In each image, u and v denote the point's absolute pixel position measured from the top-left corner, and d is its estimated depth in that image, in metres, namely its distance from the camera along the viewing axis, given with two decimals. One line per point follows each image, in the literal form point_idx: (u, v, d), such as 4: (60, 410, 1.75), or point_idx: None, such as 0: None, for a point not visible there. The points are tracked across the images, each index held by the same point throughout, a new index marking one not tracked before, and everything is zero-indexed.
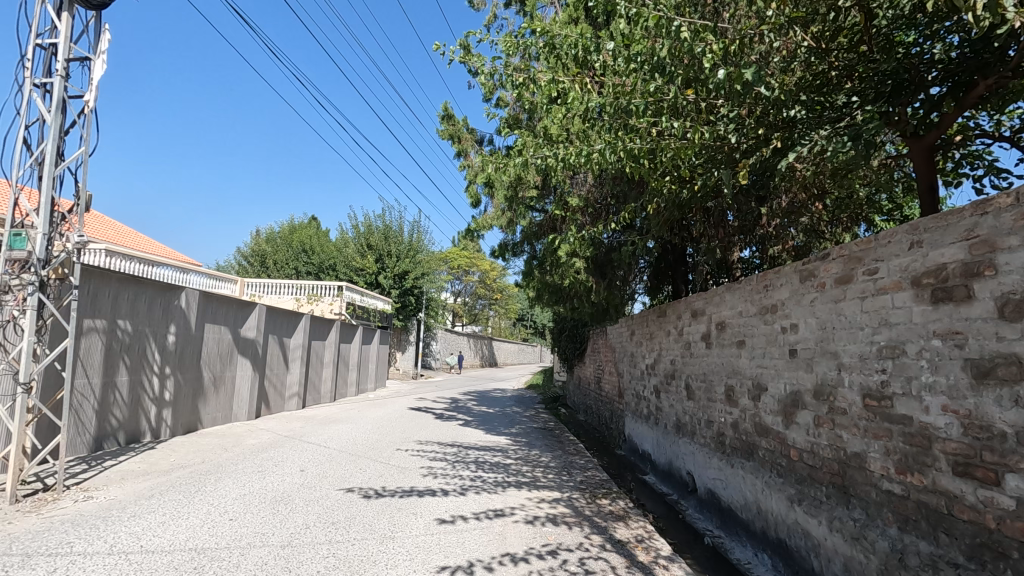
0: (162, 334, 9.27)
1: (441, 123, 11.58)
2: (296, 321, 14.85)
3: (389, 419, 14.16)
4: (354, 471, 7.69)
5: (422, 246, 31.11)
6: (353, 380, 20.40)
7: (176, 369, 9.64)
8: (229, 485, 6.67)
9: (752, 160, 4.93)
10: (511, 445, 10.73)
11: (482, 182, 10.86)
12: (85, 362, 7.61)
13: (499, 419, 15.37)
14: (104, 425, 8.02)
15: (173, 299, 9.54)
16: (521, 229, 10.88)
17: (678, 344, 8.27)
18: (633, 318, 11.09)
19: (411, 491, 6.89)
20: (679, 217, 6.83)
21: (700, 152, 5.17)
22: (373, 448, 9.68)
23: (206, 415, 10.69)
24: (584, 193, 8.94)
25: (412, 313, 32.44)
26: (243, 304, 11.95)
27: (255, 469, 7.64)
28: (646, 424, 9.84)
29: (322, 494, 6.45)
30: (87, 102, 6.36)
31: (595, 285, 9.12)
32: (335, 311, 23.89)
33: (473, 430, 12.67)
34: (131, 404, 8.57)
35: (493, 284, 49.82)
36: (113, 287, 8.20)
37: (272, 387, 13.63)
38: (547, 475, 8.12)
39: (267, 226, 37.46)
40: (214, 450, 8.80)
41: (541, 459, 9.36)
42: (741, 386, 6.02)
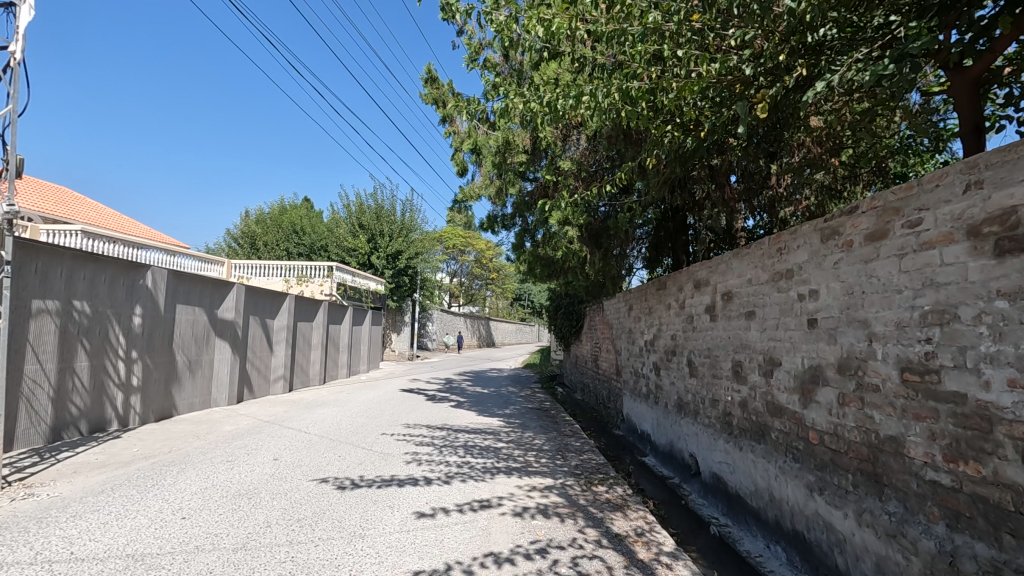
0: (126, 316, 8.64)
1: (424, 87, 10.79)
2: (279, 301, 14.22)
3: (379, 401, 13.66)
4: (331, 460, 7.13)
5: (415, 225, 30.34)
6: (343, 362, 19.85)
7: (144, 353, 9.04)
8: (192, 477, 6.11)
9: (770, 95, 4.27)
10: (503, 427, 10.21)
11: (469, 148, 10.13)
12: (36, 346, 6.99)
13: (493, 400, 14.86)
14: (63, 413, 7.45)
15: (138, 278, 8.88)
16: (511, 200, 10.20)
17: (679, 318, 7.68)
18: (631, 292, 10.49)
19: (391, 480, 6.34)
20: (681, 176, 6.18)
21: (708, 89, 4.55)
22: (356, 432, 9.15)
23: (181, 401, 10.12)
24: (577, 156, 8.29)
25: (406, 294, 31.79)
26: (219, 283, 11.32)
27: (224, 458, 7.06)
28: (645, 404, 9.31)
29: (292, 486, 5.89)
30: (13, 54, 5.63)
31: (590, 256, 8.50)
32: (325, 292, 23.23)
33: (465, 412, 12.16)
34: (93, 391, 7.99)
35: (489, 263, 49.11)
36: (67, 265, 7.54)
37: (255, 370, 13.06)
38: (540, 460, 7.59)
39: (256, 207, 36.50)
40: (185, 437, 8.24)
41: (534, 442, 8.84)
42: (750, 361, 5.44)
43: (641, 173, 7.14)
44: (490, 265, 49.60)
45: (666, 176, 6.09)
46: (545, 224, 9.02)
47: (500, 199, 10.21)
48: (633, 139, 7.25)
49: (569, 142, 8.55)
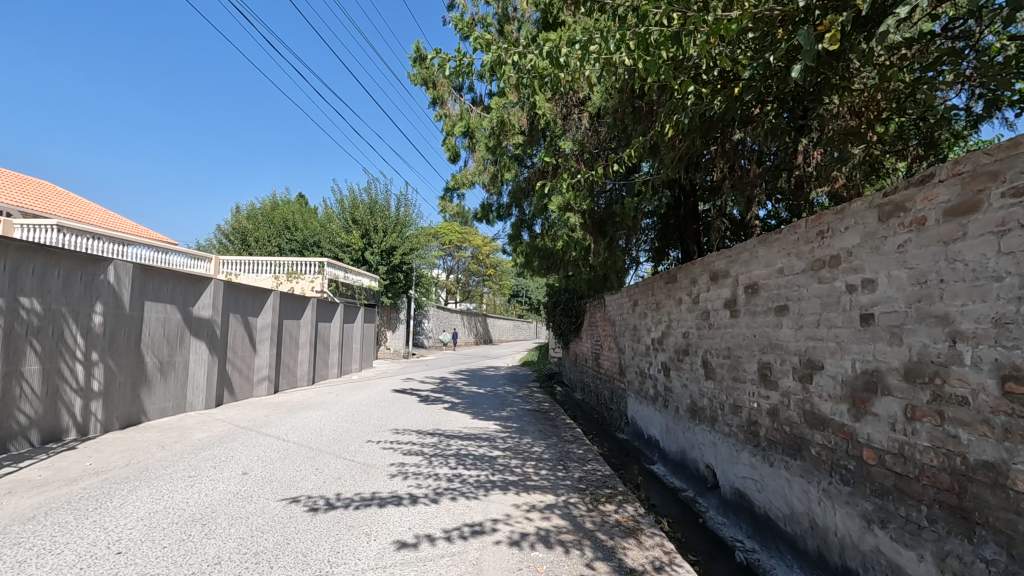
0: (84, 314, 7.88)
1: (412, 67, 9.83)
2: (262, 298, 13.44)
3: (368, 403, 12.90)
4: (306, 474, 6.38)
5: (410, 220, 29.58)
6: (333, 362, 19.06)
7: (107, 355, 8.27)
8: (143, 498, 5.35)
9: (842, 18, 3.20)
10: (499, 433, 9.46)
11: (461, 131, 9.34)
12: None
13: (490, 401, 14.13)
14: (9, 423, 6.67)
15: (98, 272, 8.12)
16: (508, 187, 9.45)
17: (692, 314, 6.96)
18: (635, 287, 9.75)
19: (371, 499, 5.58)
20: (700, 150, 5.41)
21: (749, 27, 3.75)
22: (339, 440, 8.40)
23: (150, 406, 9.35)
24: (579, 136, 7.55)
25: (401, 291, 30.99)
26: (194, 279, 10.54)
27: (185, 473, 6.30)
28: (653, 407, 8.60)
29: (256, 508, 5.14)
30: None
31: (593, 245, 7.71)
32: (316, 289, 22.40)
33: (459, 415, 11.43)
34: (46, 397, 7.22)
35: (485, 259, 48.35)
36: (10, 257, 6.75)
37: (236, 371, 12.28)
38: (539, 472, 6.85)
39: (247, 202, 35.55)
40: (149, 447, 7.48)
41: (532, 450, 8.10)
42: (782, 364, 4.72)
43: (654, 152, 6.34)
44: (487, 262, 48.83)
45: (683, 151, 5.33)
46: (545, 211, 8.24)
47: (495, 185, 9.42)
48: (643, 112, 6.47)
49: (570, 121, 7.77)
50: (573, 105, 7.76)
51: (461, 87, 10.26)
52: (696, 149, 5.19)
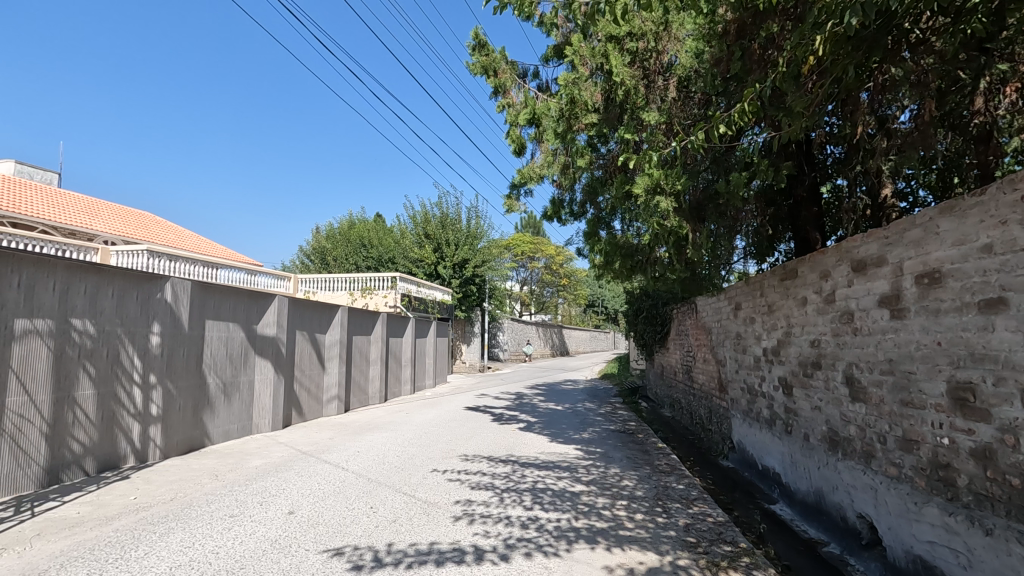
0: (140, 334, 7.54)
1: (471, 56, 8.92)
2: (330, 314, 13.04)
3: (437, 423, 12.04)
4: (357, 516, 5.47)
5: (482, 232, 29.03)
6: (405, 378, 18.54)
7: (165, 377, 7.92)
8: (172, 547, 4.63)
9: None
10: (581, 461, 8.19)
11: (526, 120, 8.26)
12: (23, 375, 5.91)
13: (569, 420, 12.86)
14: (62, 452, 6.34)
15: (154, 290, 7.80)
16: (581, 178, 8.25)
17: (825, 317, 5.46)
18: (737, 288, 8.22)
19: (429, 553, 4.52)
20: (850, 88, 4.03)
21: None
22: (401, 469, 7.51)
23: (214, 429, 8.99)
24: (666, 106, 6.32)
25: (475, 304, 30.33)
26: (256, 296, 10.20)
27: (227, 513, 5.58)
28: (768, 432, 7.04)
29: (291, 565, 4.25)
30: None
31: (691, 235, 6.34)
32: (390, 304, 21.98)
33: (535, 438, 10.28)
34: (101, 423, 6.86)
35: (559, 269, 47.06)
36: (59, 277, 6.40)
37: (303, 391, 11.85)
38: (633, 516, 5.54)
39: (328, 223, 36.57)
40: (201, 477, 6.92)
41: (622, 485, 6.78)
42: (993, 385, 3.23)
43: (773, 105, 4.91)
44: (561, 271, 47.46)
45: (826, 90, 3.93)
46: (628, 199, 6.96)
47: (567, 178, 8.22)
48: (758, 26, 5.11)
49: (655, 90, 6.51)
50: (657, 71, 6.57)
51: (524, 75, 9.27)
52: (845, 87, 3.84)
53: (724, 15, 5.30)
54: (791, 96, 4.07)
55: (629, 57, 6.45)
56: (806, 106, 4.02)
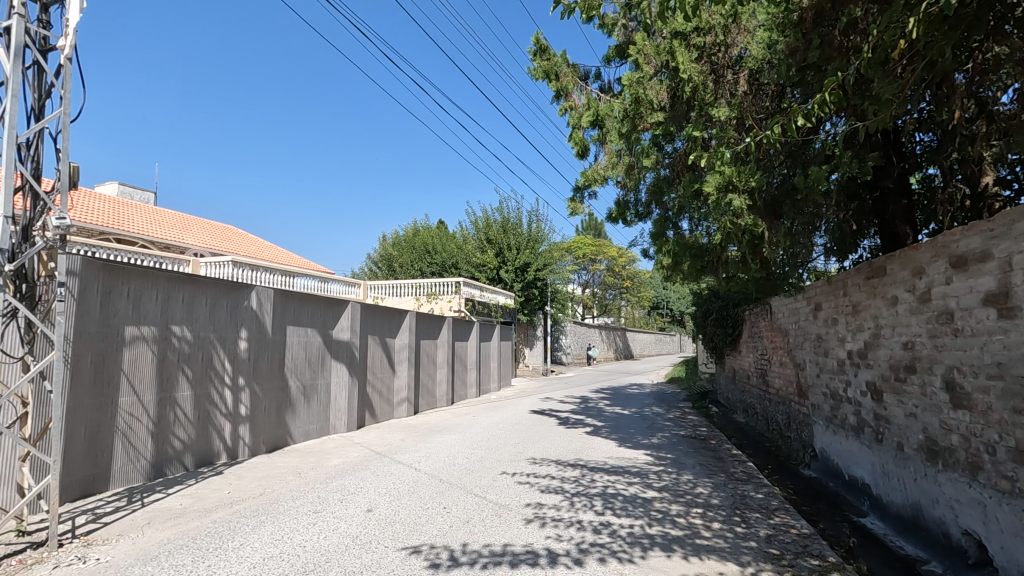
0: (230, 340, 8.10)
1: (532, 61, 8.97)
2: (399, 319, 13.48)
3: (503, 426, 12.15)
4: (431, 516, 5.61)
5: (543, 236, 29.10)
6: (470, 381, 18.83)
7: (252, 380, 8.47)
8: (264, 539, 4.94)
9: None
10: (652, 467, 8.00)
11: (589, 122, 8.21)
12: (132, 377, 6.50)
13: (636, 424, 12.60)
14: (165, 448, 6.92)
15: (242, 299, 8.36)
16: (646, 177, 8.10)
17: (919, 317, 5.09)
18: (816, 288, 7.80)
19: (503, 554, 4.58)
20: (945, 71, 3.77)
21: None
22: (471, 471, 7.64)
23: (295, 428, 9.50)
24: (737, 100, 6.11)
25: (537, 307, 30.37)
26: (332, 303, 10.71)
27: (311, 509, 5.88)
28: (856, 440, 6.62)
29: (372, 560, 4.42)
30: (62, 51, 4.86)
31: (766, 233, 6.09)
32: (454, 309, 22.42)
33: (602, 442, 10.15)
34: (198, 422, 7.42)
35: (621, 270, 46.36)
36: (161, 288, 6.99)
37: (375, 394, 12.29)
38: (710, 525, 5.37)
39: (393, 231, 37.82)
40: (285, 474, 7.33)
41: (696, 492, 6.58)
42: None
43: (857, 93, 4.64)
44: (623, 273, 46.73)
45: (919, 74, 3.69)
46: (697, 198, 6.77)
47: (631, 178, 8.09)
48: (837, 10, 4.86)
49: (724, 84, 6.32)
50: (726, 65, 6.38)
51: (586, 77, 9.23)
52: (941, 69, 3.58)
53: (800, 3, 5.09)
54: (878, 83, 3.85)
55: (697, 52, 6.29)
56: (895, 92, 3.79)
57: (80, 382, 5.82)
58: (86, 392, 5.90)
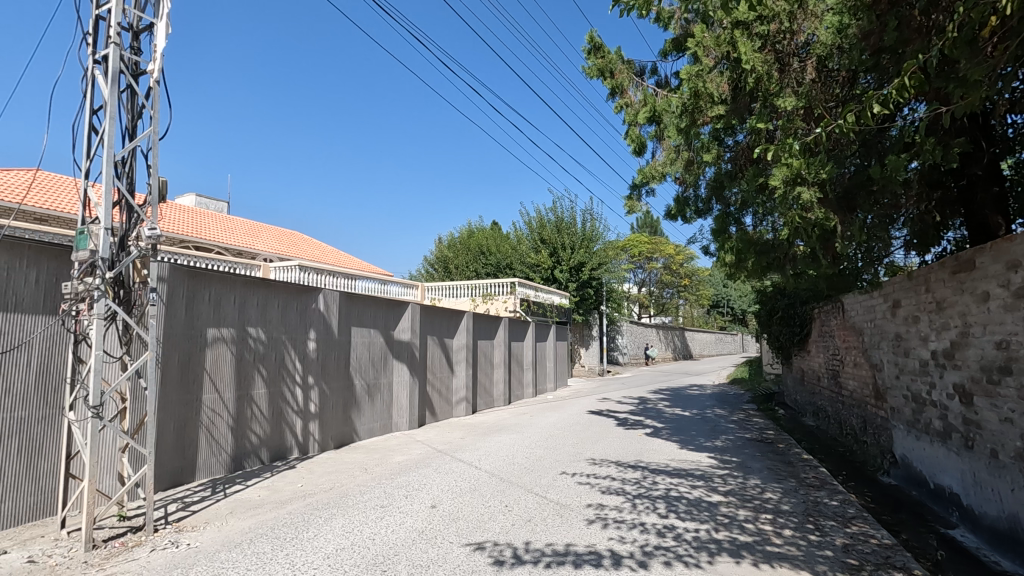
0: (300, 340, 8.51)
1: (587, 59, 8.91)
2: (456, 319, 13.72)
3: (561, 426, 12.13)
4: (494, 514, 5.69)
5: (597, 235, 28.82)
6: (527, 381, 18.92)
7: (321, 379, 8.86)
8: (336, 531, 5.17)
9: None
10: (716, 470, 7.78)
11: (646, 118, 8.09)
12: (213, 376, 6.95)
13: (698, 426, 12.27)
14: (244, 442, 7.36)
15: (310, 301, 8.76)
16: (707, 172, 7.88)
17: (1014, 314, 4.71)
18: (894, 284, 7.35)
19: (566, 554, 4.59)
20: None
21: None
22: (531, 470, 7.68)
23: (361, 426, 9.87)
24: (804, 89, 5.86)
25: (592, 307, 30.10)
26: (393, 304, 11.03)
27: (379, 503, 6.10)
28: (942, 446, 6.18)
29: (438, 555, 4.54)
30: (151, 74, 5.27)
31: (839, 227, 5.79)
32: (510, 309, 22.56)
33: (663, 444, 9.95)
34: (272, 418, 7.85)
35: (679, 268, 45.24)
36: (238, 292, 7.43)
37: (435, 393, 12.57)
38: (781, 532, 5.16)
39: (449, 233, 38.51)
40: (353, 470, 7.62)
41: (765, 498, 6.34)
42: None
43: (940, 75, 4.35)
44: (681, 271, 45.60)
45: (1013, 51, 3.42)
46: (762, 192, 6.53)
47: (691, 174, 7.90)
48: None
49: (790, 73, 6.08)
50: (792, 53, 6.13)
51: (642, 72, 9.09)
52: None
53: None
54: (964, 64, 3.66)
55: (761, 41, 6.06)
56: (984, 72, 3.53)
57: (169, 379, 6.29)
58: (174, 389, 6.36)
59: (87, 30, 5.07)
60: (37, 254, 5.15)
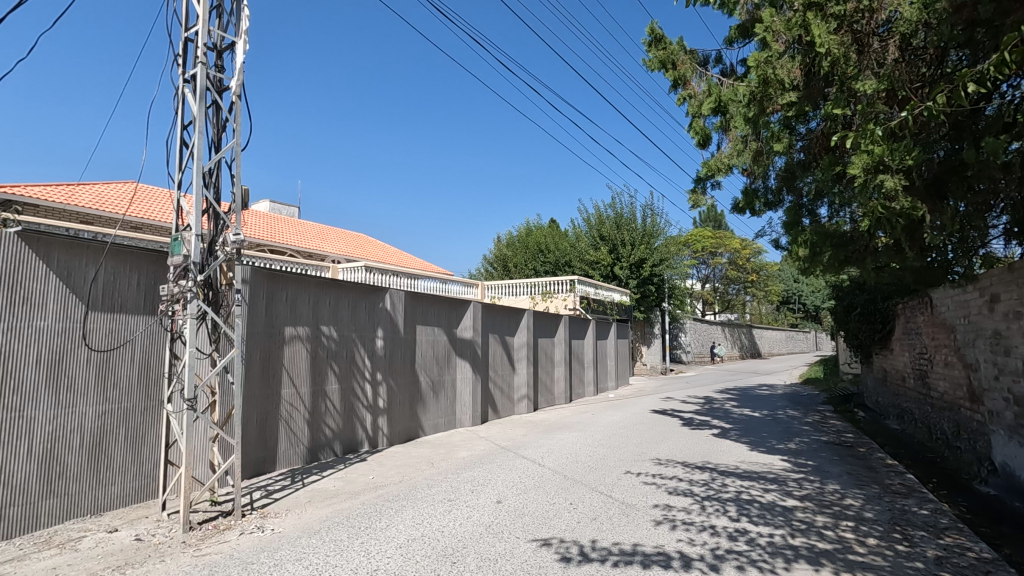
0: (369, 338, 8.85)
1: (648, 52, 8.74)
2: (517, 318, 13.81)
3: (624, 425, 11.98)
4: (559, 511, 5.71)
5: (658, 230, 28.18)
6: (588, 379, 18.79)
7: (389, 375, 9.18)
8: (406, 522, 5.36)
9: None
10: (791, 474, 7.45)
11: (711, 109, 7.84)
12: (291, 371, 7.36)
13: (769, 428, 11.77)
14: (319, 435, 7.75)
15: (377, 300, 9.09)
16: (777, 162, 7.54)
17: None
18: (992, 277, 6.76)
19: (634, 554, 4.54)
20: None
21: None
22: (595, 469, 7.64)
23: (426, 421, 10.15)
24: (885, 70, 5.50)
25: (654, 304, 29.44)
26: (456, 303, 11.25)
27: (446, 497, 6.26)
28: None
29: (506, 549, 4.61)
30: (234, 90, 5.65)
31: (927, 217, 5.40)
32: (570, 307, 22.46)
33: (732, 445, 9.62)
34: (344, 413, 8.22)
35: (745, 264, 43.46)
36: (311, 292, 7.83)
37: (496, 390, 12.72)
38: (864, 540, 4.89)
39: (507, 232, 38.80)
40: (420, 464, 7.85)
41: (845, 504, 6.01)
42: None
43: None
44: (748, 266, 43.76)
45: None
46: (839, 181, 6.18)
47: (759, 166, 7.58)
48: None
49: (869, 54, 5.73)
50: (871, 33, 5.77)
51: (705, 62, 8.82)
52: None
53: None
54: None
55: (836, 22, 5.73)
56: None
57: (252, 375, 6.72)
58: (257, 384, 6.79)
59: (178, 51, 5.48)
60: (138, 258, 5.62)
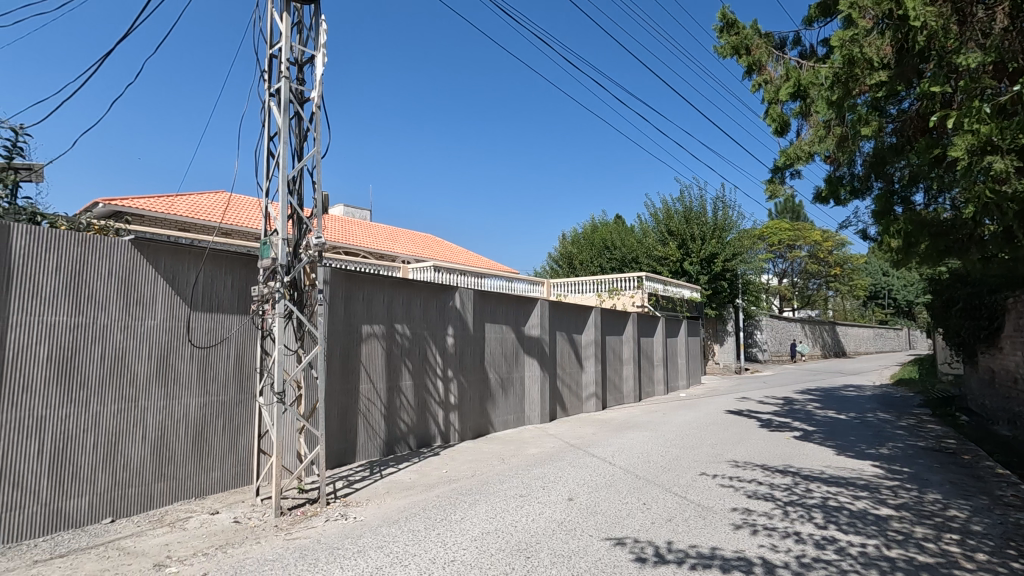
0: (440, 336, 9.09)
1: (720, 38, 8.42)
2: (585, 315, 13.70)
3: (697, 426, 11.61)
4: (632, 510, 5.64)
5: (731, 224, 27.07)
6: (658, 378, 18.35)
7: (459, 372, 9.39)
8: (480, 515, 5.47)
9: None
10: (884, 480, 6.95)
11: (789, 94, 7.44)
12: (368, 367, 7.70)
13: (858, 432, 11.03)
14: (395, 428, 8.06)
15: (448, 299, 9.31)
16: (864, 147, 7.05)
17: None
18: None
19: (712, 558, 4.41)
20: None
21: None
22: (668, 469, 7.47)
23: (496, 418, 10.30)
24: (991, 41, 5.01)
25: (727, 301, 28.30)
26: (523, 301, 11.33)
27: (518, 492, 6.33)
28: None
29: (579, 547, 4.61)
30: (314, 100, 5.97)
31: None
32: (637, 304, 22.02)
33: (817, 449, 9.09)
34: (418, 408, 8.50)
35: (827, 257, 40.85)
36: (386, 292, 8.14)
37: (564, 388, 12.68)
38: (972, 555, 4.49)
39: (572, 229, 38.55)
40: (491, 459, 7.99)
41: (948, 515, 5.55)
42: None
43: None
44: (830, 259, 41.10)
45: None
46: (936, 164, 5.70)
47: (844, 152, 7.12)
48: None
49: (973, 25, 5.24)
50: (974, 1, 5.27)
51: (783, 45, 8.38)
52: None
53: None
54: None
55: None
56: None
57: (333, 370, 7.09)
58: (337, 379, 7.16)
59: (263, 68, 5.87)
60: (233, 262, 6.08)
